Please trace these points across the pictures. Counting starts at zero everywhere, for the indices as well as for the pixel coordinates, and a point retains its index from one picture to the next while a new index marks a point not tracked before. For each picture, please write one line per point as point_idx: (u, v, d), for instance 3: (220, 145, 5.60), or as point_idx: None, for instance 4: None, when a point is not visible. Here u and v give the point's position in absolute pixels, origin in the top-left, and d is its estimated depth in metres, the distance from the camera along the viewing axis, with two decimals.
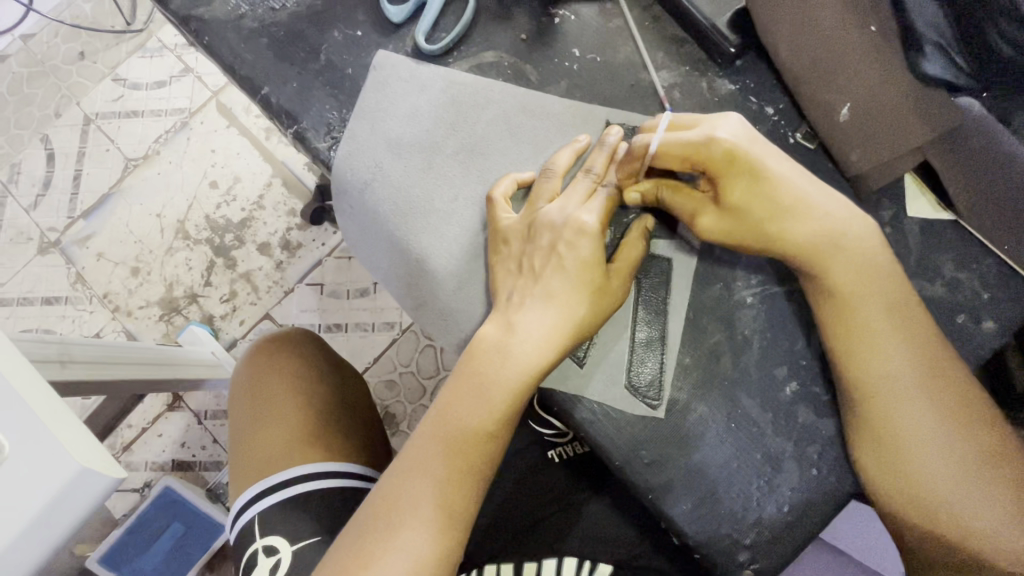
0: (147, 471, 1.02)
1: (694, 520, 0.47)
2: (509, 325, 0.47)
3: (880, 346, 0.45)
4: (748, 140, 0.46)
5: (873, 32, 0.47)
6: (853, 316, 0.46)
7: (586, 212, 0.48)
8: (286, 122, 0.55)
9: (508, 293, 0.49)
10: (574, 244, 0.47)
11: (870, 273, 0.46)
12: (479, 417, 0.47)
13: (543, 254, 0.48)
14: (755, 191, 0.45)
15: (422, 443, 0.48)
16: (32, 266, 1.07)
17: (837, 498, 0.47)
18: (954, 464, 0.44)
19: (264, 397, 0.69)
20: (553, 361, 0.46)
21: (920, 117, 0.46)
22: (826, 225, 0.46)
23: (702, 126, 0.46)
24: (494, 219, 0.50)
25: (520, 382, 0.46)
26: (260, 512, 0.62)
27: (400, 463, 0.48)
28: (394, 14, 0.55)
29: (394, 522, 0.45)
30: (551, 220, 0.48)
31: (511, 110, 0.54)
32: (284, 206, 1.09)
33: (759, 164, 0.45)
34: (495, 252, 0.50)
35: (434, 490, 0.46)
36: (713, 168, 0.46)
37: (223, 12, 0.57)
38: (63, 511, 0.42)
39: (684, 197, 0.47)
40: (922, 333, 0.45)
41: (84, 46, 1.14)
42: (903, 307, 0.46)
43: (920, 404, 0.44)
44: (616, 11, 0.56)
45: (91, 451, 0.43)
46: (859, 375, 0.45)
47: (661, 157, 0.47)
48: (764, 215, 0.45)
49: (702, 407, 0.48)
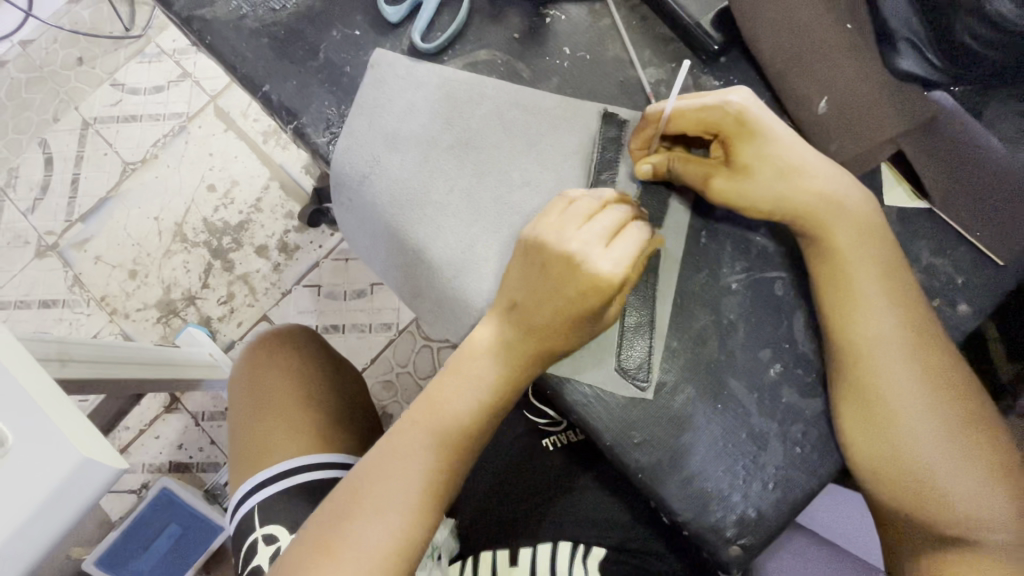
0: (145, 473, 1.03)
1: (682, 499, 0.49)
2: (502, 327, 0.49)
3: (870, 310, 0.47)
4: (758, 106, 0.48)
5: (850, 29, 0.50)
6: (844, 281, 0.48)
7: (602, 258, 0.46)
8: (286, 118, 0.57)
9: (506, 303, 0.49)
10: (587, 296, 0.46)
11: (857, 237, 0.48)
12: (486, 385, 0.49)
13: (545, 280, 0.48)
14: (762, 153, 0.48)
15: (410, 421, 0.50)
16: (29, 269, 1.08)
17: (820, 475, 0.49)
18: (938, 440, 0.46)
19: (263, 388, 0.70)
20: (563, 334, 0.47)
21: (895, 107, 0.49)
22: (822, 189, 0.48)
23: (712, 93, 0.49)
24: (529, 241, 0.48)
25: (500, 376, 0.49)
26: (258, 501, 0.64)
27: (384, 440, 0.50)
28: (391, 14, 0.58)
29: (375, 496, 0.47)
30: (572, 256, 0.47)
31: (504, 106, 0.55)
32: (281, 208, 1.10)
33: (765, 128, 0.47)
34: (524, 264, 0.48)
35: (419, 466, 0.48)
36: (725, 130, 0.48)
37: (224, 12, 0.59)
38: (65, 501, 0.43)
39: (694, 163, 0.50)
40: (905, 299, 0.47)
41: (83, 52, 1.16)
42: (888, 274, 0.48)
43: (905, 381, 0.46)
44: (605, 11, 0.58)
45: (90, 442, 0.44)
46: (849, 339, 0.47)
47: (676, 120, 0.49)
48: (771, 175, 0.48)
49: (690, 389, 0.50)
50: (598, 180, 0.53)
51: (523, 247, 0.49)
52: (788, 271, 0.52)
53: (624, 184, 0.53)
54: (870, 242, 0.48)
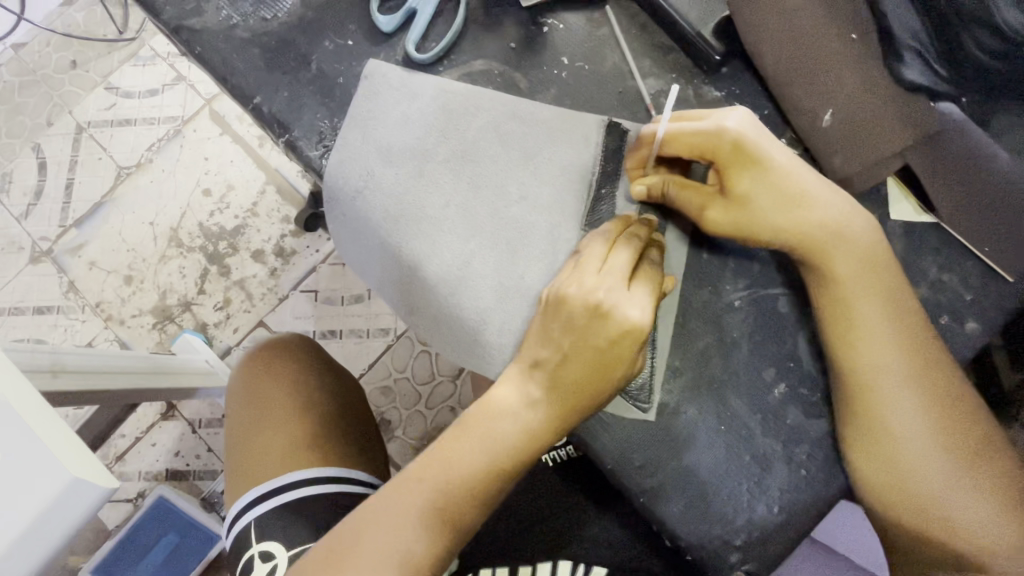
0: (141, 481, 1.01)
1: (685, 522, 0.48)
2: (525, 385, 0.47)
3: (875, 342, 0.46)
4: (754, 131, 0.46)
5: (855, 39, 0.48)
6: (848, 312, 0.47)
7: (631, 305, 0.45)
8: (278, 131, 0.56)
9: (530, 362, 0.47)
10: (617, 345, 0.45)
11: (862, 268, 0.47)
12: (502, 440, 0.46)
13: (568, 334, 0.46)
14: (760, 182, 0.46)
15: (412, 475, 0.47)
16: (23, 275, 1.07)
17: (826, 498, 0.48)
18: (953, 483, 0.45)
19: (262, 403, 0.69)
20: (585, 394, 0.45)
21: (901, 120, 0.48)
22: (821, 218, 0.47)
23: (709, 117, 0.47)
24: (553, 296, 0.47)
25: (517, 442, 0.46)
26: (257, 517, 0.63)
27: (384, 489, 0.47)
28: (385, 23, 0.56)
29: (368, 544, 0.45)
30: (599, 304, 0.45)
31: (501, 118, 0.54)
32: (278, 212, 1.09)
33: (764, 157, 0.46)
34: (551, 323, 0.46)
35: (418, 526, 0.45)
36: (720, 159, 0.46)
37: (215, 22, 0.57)
38: (56, 521, 0.41)
39: (691, 190, 0.48)
40: (910, 331, 0.46)
41: (76, 55, 1.14)
42: (891, 305, 0.47)
43: (916, 421, 0.45)
44: (603, 20, 0.57)
45: (82, 460, 0.42)
46: (857, 371, 0.46)
47: (671, 143, 0.47)
48: (769, 206, 0.47)
49: (692, 409, 0.49)
50: (598, 195, 0.52)
51: (546, 302, 0.47)
52: (792, 289, 0.51)
53: (624, 198, 0.52)
54: (875, 274, 0.47)
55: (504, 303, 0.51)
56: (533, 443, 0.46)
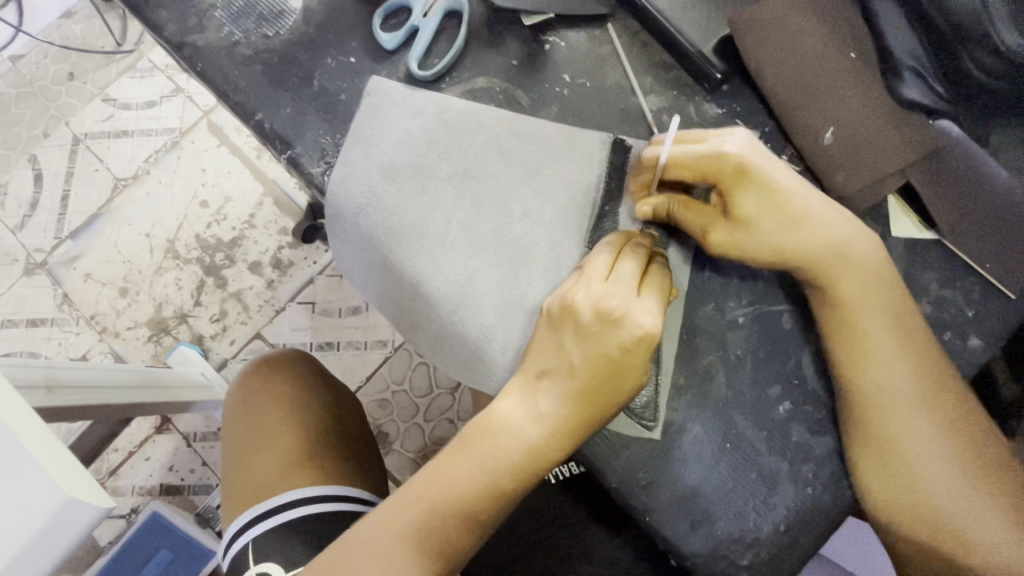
0: (134, 496, 1.00)
1: (691, 541, 0.48)
2: (531, 400, 0.46)
3: (879, 361, 0.46)
4: (758, 154, 0.46)
5: (854, 58, 0.49)
6: (854, 330, 0.47)
7: (643, 312, 0.44)
8: (280, 147, 0.56)
9: (536, 371, 0.46)
10: (630, 353, 0.44)
11: (868, 283, 0.47)
12: (505, 457, 0.45)
13: (580, 343, 0.45)
14: (762, 204, 0.46)
15: (412, 494, 0.46)
16: (17, 287, 1.06)
17: (834, 516, 0.48)
18: (962, 495, 0.45)
19: (259, 423, 0.68)
20: (584, 411, 0.45)
21: (900, 137, 0.48)
22: (825, 238, 0.47)
23: (711, 140, 0.46)
24: (560, 302, 0.46)
25: (522, 460, 0.45)
26: (252, 539, 0.62)
27: (383, 506, 0.47)
28: (386, 40, 0.56)
29: (364, 564, 0.44)
30: (610, 311, 0.45)
31: (502, 135, 0.54)
32: (275, 224, 1.08)
33: (764, 179, 0.45)
34: (560, 329, 0.46)
35: (415, 546, 0.45)
36: (721, 181, 0.46)
37: (216, 39, 0.57)
38: (47, 546, 0.39)
39: (693, 210, 0.48)
40: (917, 350, 0.47)
41: (74, 67, 1.14)
42: (899, 324, 0.47)
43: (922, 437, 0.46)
44: (605, 37, 0.57)
45: (77, 479, 0.40)
46: (863, 390, 0.46)
47: (671, 168, 0.47)
48: (771, 229, 0.46)
49: (698, 427, 0.49)
50: (601, 212, 0.52)
51: (551, 305, 0.47)
52: (797, 305, 0.51)
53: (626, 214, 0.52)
54: (879, 291, 0.47)
55: (505, 321, 0.51)
56: (538, 461, 0.46)
